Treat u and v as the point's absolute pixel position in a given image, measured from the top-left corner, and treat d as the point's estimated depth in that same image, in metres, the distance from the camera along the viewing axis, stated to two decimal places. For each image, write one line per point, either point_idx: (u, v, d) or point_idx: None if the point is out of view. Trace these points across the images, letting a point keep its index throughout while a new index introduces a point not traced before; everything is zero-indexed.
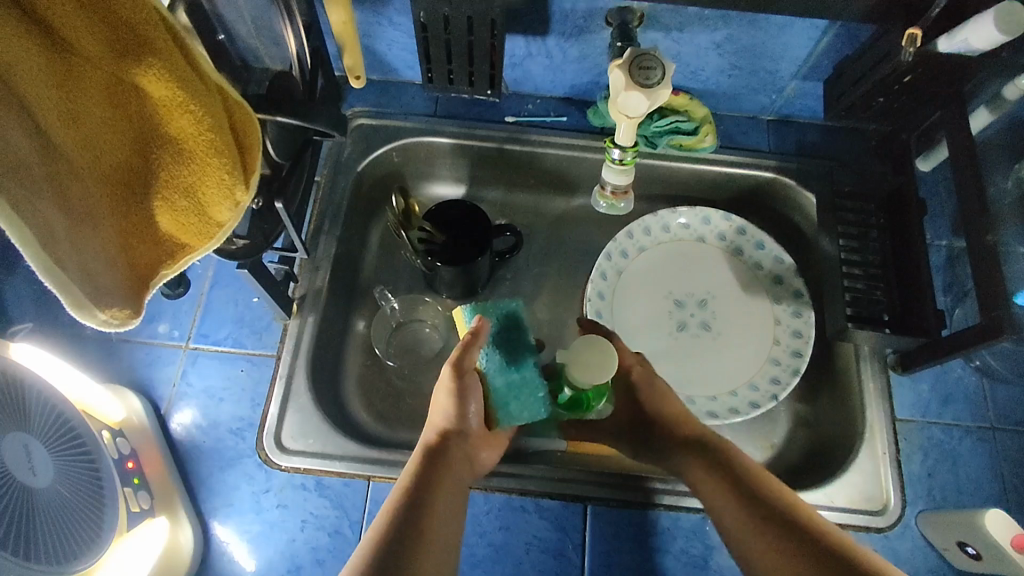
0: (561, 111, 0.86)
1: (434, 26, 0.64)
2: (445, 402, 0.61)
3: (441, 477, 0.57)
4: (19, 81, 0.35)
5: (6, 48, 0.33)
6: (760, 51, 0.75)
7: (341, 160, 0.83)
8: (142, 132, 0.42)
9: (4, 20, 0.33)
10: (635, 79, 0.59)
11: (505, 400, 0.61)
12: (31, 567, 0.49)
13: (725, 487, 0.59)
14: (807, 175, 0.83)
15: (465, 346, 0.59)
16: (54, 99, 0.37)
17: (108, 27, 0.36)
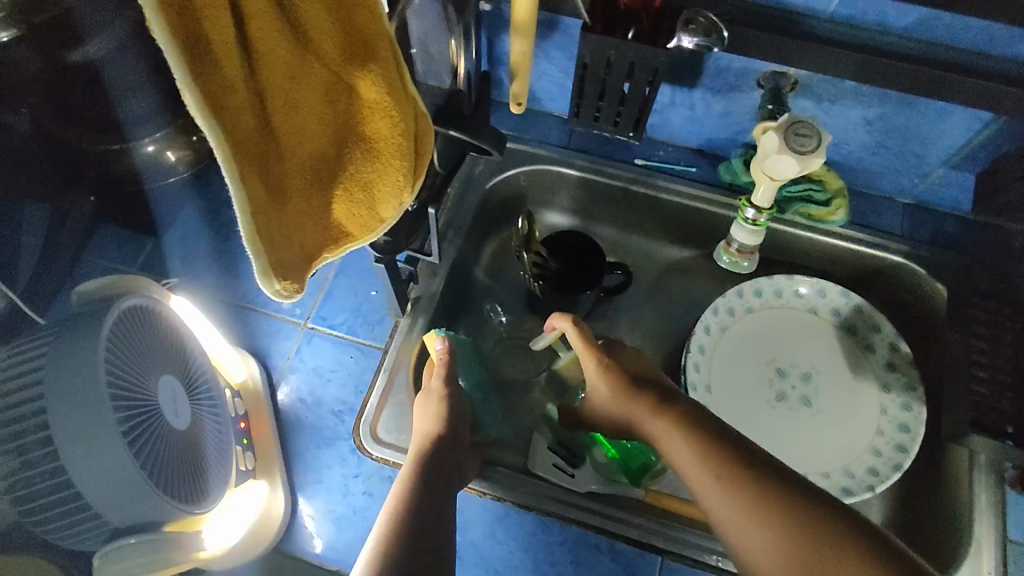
0: (690, 162, 0.87)
1: (595, 67, 0.67)
2: (434, 412, 0.67)
3: (435, 476, 0.63)
4: (262, 68, 0.39)
5: (264, 41, 0.38)
6: (911, 134, 0.74)
7: (473, 176, 0.87)
8: (341, 127, 0.45)
9: (269, 18, 0.38)
10: (789, 144, 0.60)
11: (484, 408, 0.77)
12: (192, 510, 0.54)
13: (699, 457, 0.58)
14: (938, 265, 0.80)
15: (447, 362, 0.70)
16: (282, 85, 0.40)
17: (344, 33, 0.41)
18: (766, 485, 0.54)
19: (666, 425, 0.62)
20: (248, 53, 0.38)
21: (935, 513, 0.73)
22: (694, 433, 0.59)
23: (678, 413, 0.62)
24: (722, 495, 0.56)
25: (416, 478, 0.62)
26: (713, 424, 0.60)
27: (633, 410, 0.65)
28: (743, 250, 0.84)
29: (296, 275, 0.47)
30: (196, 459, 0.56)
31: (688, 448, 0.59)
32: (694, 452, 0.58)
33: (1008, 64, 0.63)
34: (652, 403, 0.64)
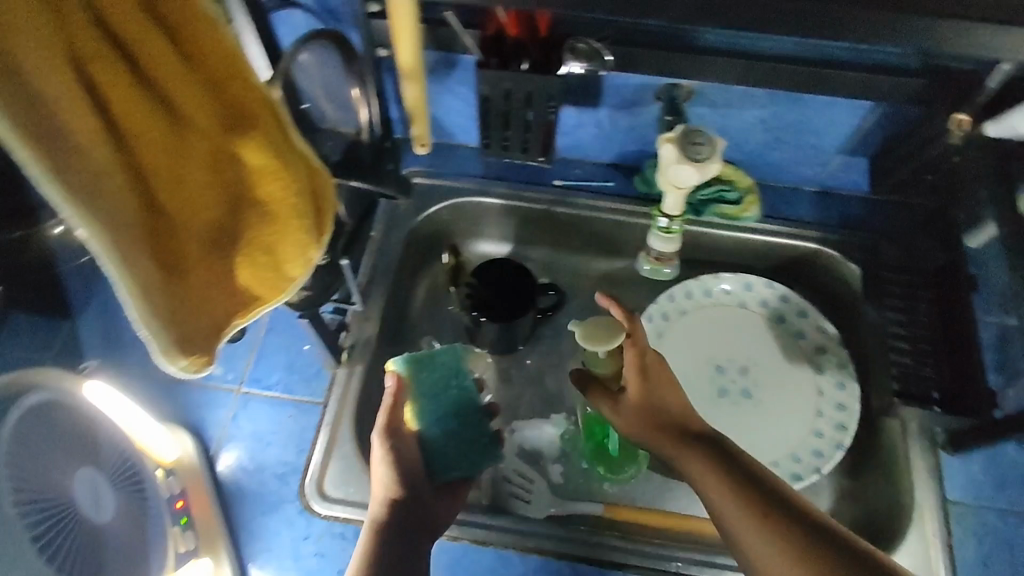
0: (606, 177, 0.89)
1: (495, 99, 0.68)
2: (386, 474, 0.64)
3: (399, 542, 0.62)
4: (136, 148, 0.38)
5: (135, 123, 0.38)
6: (805, 129, 0.78)
7: (395, 216, 0.87)
8: (234, 194, 0.45)
9: (138, 100, 0.37)
10: (686, 154, 0.62)
11: (445, 447, 0.68)
12: None
13: (733, 495, 0.55)
14: (852, 248, 0.83)
15: (389, 408, 0.64)
16: (162, 163, 0.40)
17: (220, 104, 0.41)
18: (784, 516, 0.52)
19: (696, 459, 0.58)
20: (121, 138, 0.38)
21: (880, 485, 0.75)
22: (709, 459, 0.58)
23: (708, 449, 0.58)
24: (742, 520, 0.53)
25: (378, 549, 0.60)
26: (735, 457, 0.58)
27: (662, 441, 0.61)
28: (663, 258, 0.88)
29: (204, 348, 0.46)
30: (118, 545, 0.57)
31: (721, 485, 0.55)
32: (728, 489, 0.55)
33: (877, 54, 0.66)
34: (677, 436, 0.60)
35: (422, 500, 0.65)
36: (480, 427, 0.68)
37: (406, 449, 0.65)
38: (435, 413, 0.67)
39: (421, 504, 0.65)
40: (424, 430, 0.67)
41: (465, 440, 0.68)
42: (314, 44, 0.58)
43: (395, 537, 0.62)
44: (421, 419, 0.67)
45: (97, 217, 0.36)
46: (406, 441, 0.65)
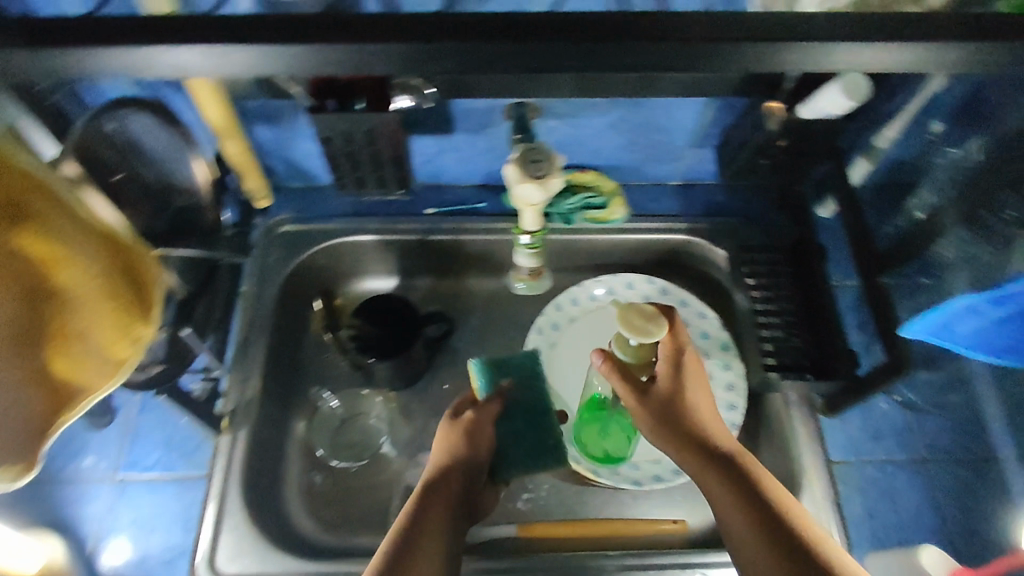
0: (479, 198, 0.90)
1: (334, 139, 0.67)
2: (443, 447, 0.68)
3: (436, 522, 0.61)
4: None
5: None
6: (651, 129, 0.81)
7: (268, 268, 0.84)
8: (27, 286, 0.51)
9: None
10: (527, 173, 0.63)
11: (508, 446, 0.71)
12: None
13: (747, 511, 0.58)
14: (718, 234, 0.87)
15: (502, 396, 0.70)
16: None
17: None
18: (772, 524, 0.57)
19: (720, 476, 0.61)
20: None
21: (773, 457, 0.78)
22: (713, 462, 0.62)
23: (734, 466, 0.62)
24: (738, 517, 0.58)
25: (407, 529, 0.60)
26: (756, 478, 0.61)
27: (683, 450, 0.64)
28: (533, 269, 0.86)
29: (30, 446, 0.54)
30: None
31: (736, 501, 0.59)
32: (742, 504, 0.58)
33: None
34: (706, 448, 0.63)
35: (474, 480, 0.67)
36: (547, 428, 0.72)
37: (480, 431, 0.69)
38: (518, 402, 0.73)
39: (472, 487, 0.67)
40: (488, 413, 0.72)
41: (536, 439, 0.72)
42: (130, 110, 0.62)
43: (438, 514, 0.62)
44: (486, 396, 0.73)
45: None
46: (484, 422, 0.69)
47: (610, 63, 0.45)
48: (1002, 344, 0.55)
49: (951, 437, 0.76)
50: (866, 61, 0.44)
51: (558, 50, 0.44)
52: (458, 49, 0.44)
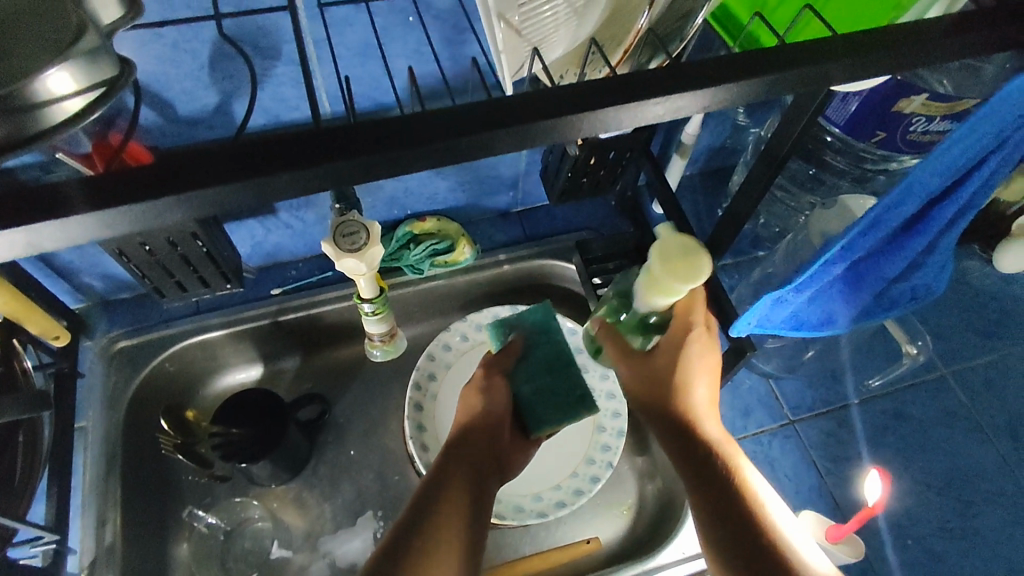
0: (326, 267, 0.88)
1: (131, 251, 0.63)
2: (476, 403, 0.65)
3: (452, 490, 0.58)
4: None
5: None
6: (476, 167, 0.81)
7: (107, 391, 0.77)
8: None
9: None
10: (342, 248, 0.61)
11: (534, 404, 0.64)
12: None
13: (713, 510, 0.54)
14: (567, 250, 0.89)
15: (510, 355, 0.65)
16: None
17: None
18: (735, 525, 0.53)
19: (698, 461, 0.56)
20: None
21: None
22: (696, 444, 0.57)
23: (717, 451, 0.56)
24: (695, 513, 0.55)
25: (412, 517, 0.56)
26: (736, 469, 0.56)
27: (668, 425, 0.58)
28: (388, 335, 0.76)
29: None
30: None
31: (705, 496, 0.54)
32: (708, 499, 0.54)
33: None
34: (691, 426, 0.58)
35: (498, 444, 0.64)
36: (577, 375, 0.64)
37: (495, 385, 0.64)
38: (533, 355, 0.66)
39: (497, 448, 0.64)
40: (514, 379, 0.65)
41: (563, 392, 0.64)
42: None
43: (457, 495, 0.58)
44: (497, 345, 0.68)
45: None
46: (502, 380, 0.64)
47: (285, 198, 0.36)
48: (814, 318, 0.58)
49: (809, 395, 0.81)
50: (721, 102, 0.38)
51: (356, 169, 0.35)
52: (266, 180, 0.34)
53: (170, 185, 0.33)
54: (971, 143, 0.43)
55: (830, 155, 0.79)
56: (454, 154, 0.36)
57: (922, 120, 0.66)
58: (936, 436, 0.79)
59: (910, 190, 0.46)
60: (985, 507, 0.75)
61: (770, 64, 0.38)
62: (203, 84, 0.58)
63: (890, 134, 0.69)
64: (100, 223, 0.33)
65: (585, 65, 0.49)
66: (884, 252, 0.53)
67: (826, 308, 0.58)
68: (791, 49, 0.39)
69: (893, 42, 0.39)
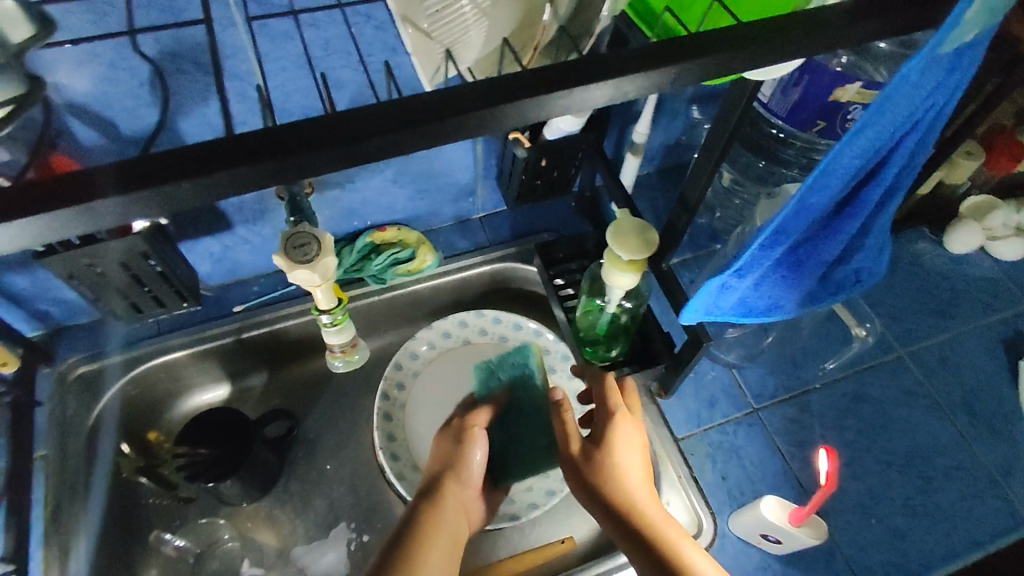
0: (288, 281, 0.88)
1: (82, 274, 0.63)
2: (443, 451, 0.68)
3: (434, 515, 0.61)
4: None
5: None
6: (432, 175, 0.82)
7: (66, 418, 0.76)
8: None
9: None
10: (294, 260, 0.61)
11: (505, 458, 0.73)
12: None
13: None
14: (527, 253, 0.90)
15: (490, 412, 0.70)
16: None
17: None
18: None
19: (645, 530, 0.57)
20: None
21: None
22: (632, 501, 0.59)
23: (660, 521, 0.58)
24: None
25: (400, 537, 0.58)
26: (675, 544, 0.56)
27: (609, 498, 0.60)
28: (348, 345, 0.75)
29: None
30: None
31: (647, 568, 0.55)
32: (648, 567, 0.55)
33: None
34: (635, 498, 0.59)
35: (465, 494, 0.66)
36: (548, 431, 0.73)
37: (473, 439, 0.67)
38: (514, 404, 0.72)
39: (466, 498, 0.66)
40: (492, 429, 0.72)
41: (534, 444, 0.73)
42: None
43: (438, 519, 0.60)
44: (482, 390, 0.73)
45: None
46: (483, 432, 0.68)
47: (183, 205, 0.35)
48: (762, 305, 0.59)
49: (771, 382, 0.82)
50: (641, 90, 0.39)
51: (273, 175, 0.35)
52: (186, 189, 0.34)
53: (76, 194, 0.33)
54: (884, 125, 0.44)
55: (777, 147, 0.81)
56: (376, 155, 0.37)
57: (859, 108, 0.68)
58: (897, 415, 0.81)
59: (836, 169, 0.46)
60: (946, 481, 0.77)
61: (685, 53, 0.39)
62: (145, 101, 0.58)
63: (830, 123, 0.70)
64: (33, 232, 0.33)
65: (501, 68, 0.49)
66: (820, 236, 0.55)
67: (772, 293, 0.59)
68: (703, 37, 0.40)
69: (800, 28, 0.40)
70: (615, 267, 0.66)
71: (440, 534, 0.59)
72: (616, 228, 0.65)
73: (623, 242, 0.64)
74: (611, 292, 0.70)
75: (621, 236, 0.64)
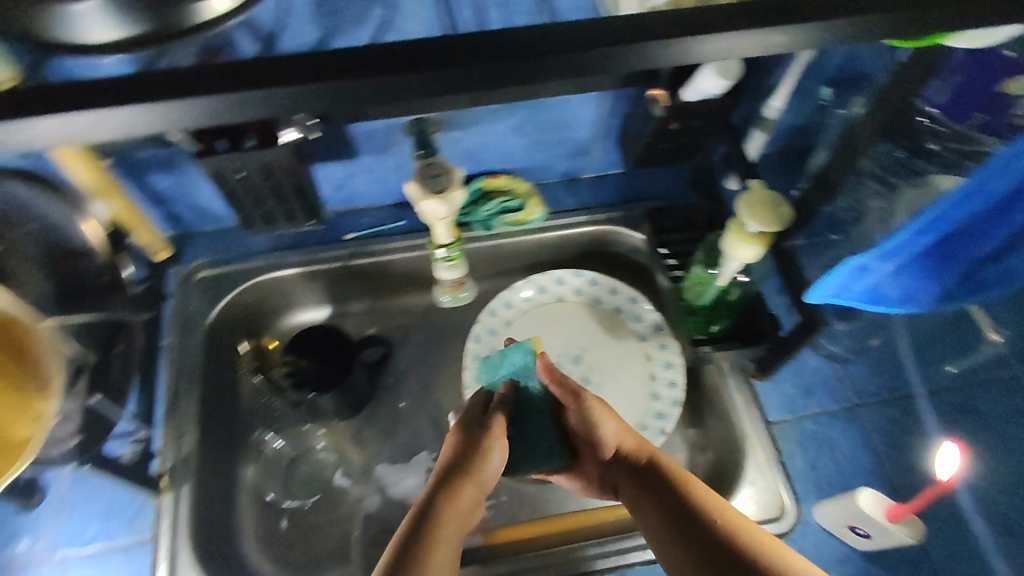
0: (398, 215, 0.90)
1: (232, 180, 0.67)
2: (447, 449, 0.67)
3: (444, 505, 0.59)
4: None
5: None
6: (554, 127, 0.82)
7: (190, 315, 0.82)
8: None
9: None
10: (428, 189, 0.63)
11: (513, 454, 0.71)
12: None
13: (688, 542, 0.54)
14: (635, 219, 0.89)
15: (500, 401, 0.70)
16: None
17: None
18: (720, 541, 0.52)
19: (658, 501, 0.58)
20: None
21: (718, 425, 0.81)
22: (652, 481, 0.60)
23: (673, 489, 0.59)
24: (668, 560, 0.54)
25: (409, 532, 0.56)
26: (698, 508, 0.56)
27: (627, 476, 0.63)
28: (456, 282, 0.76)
29: None
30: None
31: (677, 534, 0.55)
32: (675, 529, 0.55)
33: None
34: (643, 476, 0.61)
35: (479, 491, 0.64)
36: (548, 429, 0.71)
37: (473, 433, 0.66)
38: (520, 399, 0.72)
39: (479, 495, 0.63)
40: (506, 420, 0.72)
41: (536, 441, 0.71)
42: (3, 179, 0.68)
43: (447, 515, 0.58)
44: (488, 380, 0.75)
45: None
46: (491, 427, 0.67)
47: None
48: (896, 295, 0.59)
49: (875, 381, 0.80)
50: None
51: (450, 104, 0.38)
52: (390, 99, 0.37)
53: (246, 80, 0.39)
54: None
55: None
56: None
57: None
58: None
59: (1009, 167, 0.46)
60: None
61: None
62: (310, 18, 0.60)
63: (993, 118, 0.65)
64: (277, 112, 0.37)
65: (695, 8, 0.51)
66: (976, 238, 0.53)
67: (908, 286, 0.58)
68: None
69: None
70: (740, 235, 0.65)
71: (448, 529, 0.57)
72: (748, 196, 0.63)
73: (755, 210, 0.62)
74: (726, 264, 0.69)
75: (754, 203, 0.63)
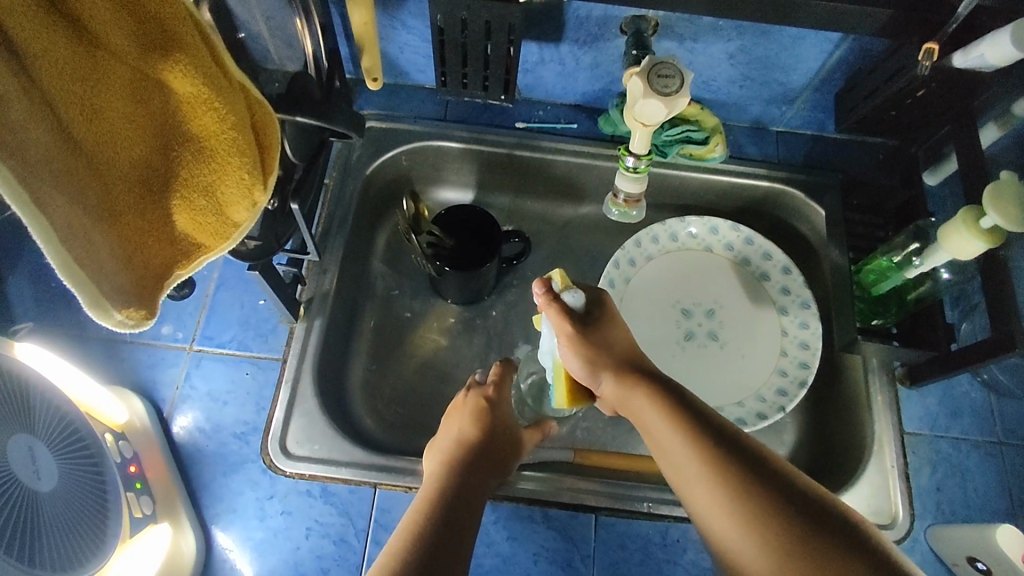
0: (572, 118, 0.86)
1: (451, 30, 0.65)
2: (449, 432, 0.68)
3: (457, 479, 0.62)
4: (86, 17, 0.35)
5: (61, 72, 0.35)
6: (772, 64, 0.75)
7: (351, 162, 0.82)
8: (102, 80, 0.38)
9: (52, 30, 0.34)
10: (653, 88, 0.59)
11: None
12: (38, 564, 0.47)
13: (692, 449, 0.54)
14: (815, 188, 0.83)
15: None
16: (99, 129, 0.39)
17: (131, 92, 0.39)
18: (812, 521, 0.47)
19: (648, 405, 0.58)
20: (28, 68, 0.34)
21: (842, 419, 0.77)
22: (689, 431, 0.55)
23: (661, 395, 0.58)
24: (737, 532, 0.49)
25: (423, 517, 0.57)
26: (698, 414, 0.56)
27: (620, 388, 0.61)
28: (630, 200, 0.76)
29: (143, 300, 0.44)
30: (58, 527, 0.49)
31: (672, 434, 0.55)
32: (672, 427, 0.55)
33: None
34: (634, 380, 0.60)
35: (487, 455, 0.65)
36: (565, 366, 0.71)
37: (465, 411, 0.69)
38: None
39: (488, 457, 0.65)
40: None
41: None
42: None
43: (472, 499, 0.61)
44: None
45: (110, 103, 0.38)
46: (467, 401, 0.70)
47: None
48: None
49: None
50: None
51: None
52: None
53: None
54: None
55: None
56: None
57: None
58: None
59: None
60: None
61: None
62: None
63: None
64: None
65: None
66: None
67: None
68: None
69: None
70: (973, 225, 0.60)
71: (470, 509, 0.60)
72: (996, 187, 0.58)
73: (1002, 201, 0.58)
74: (935, 254, 0.65)
75: (1001, 195, 0.58)
